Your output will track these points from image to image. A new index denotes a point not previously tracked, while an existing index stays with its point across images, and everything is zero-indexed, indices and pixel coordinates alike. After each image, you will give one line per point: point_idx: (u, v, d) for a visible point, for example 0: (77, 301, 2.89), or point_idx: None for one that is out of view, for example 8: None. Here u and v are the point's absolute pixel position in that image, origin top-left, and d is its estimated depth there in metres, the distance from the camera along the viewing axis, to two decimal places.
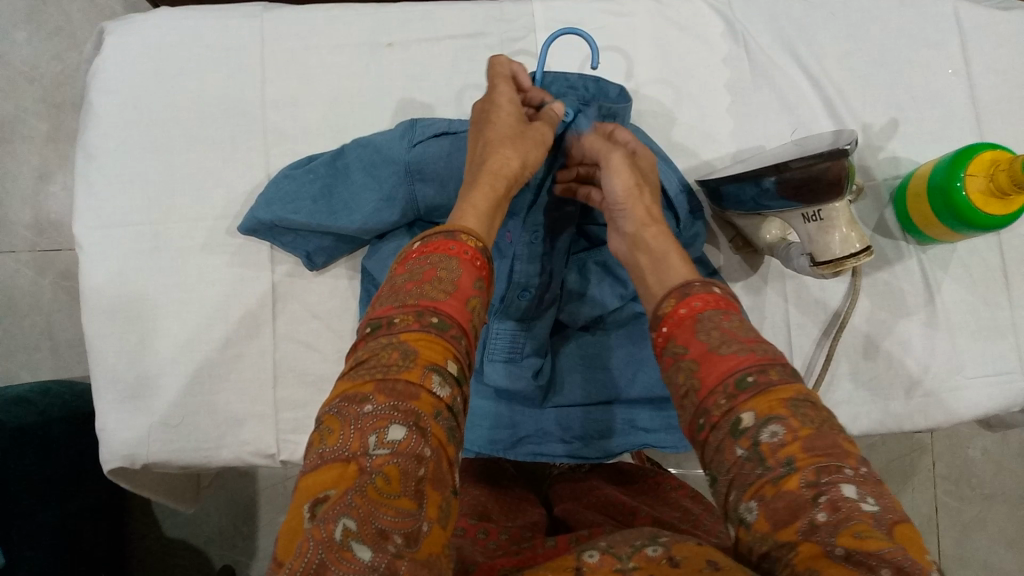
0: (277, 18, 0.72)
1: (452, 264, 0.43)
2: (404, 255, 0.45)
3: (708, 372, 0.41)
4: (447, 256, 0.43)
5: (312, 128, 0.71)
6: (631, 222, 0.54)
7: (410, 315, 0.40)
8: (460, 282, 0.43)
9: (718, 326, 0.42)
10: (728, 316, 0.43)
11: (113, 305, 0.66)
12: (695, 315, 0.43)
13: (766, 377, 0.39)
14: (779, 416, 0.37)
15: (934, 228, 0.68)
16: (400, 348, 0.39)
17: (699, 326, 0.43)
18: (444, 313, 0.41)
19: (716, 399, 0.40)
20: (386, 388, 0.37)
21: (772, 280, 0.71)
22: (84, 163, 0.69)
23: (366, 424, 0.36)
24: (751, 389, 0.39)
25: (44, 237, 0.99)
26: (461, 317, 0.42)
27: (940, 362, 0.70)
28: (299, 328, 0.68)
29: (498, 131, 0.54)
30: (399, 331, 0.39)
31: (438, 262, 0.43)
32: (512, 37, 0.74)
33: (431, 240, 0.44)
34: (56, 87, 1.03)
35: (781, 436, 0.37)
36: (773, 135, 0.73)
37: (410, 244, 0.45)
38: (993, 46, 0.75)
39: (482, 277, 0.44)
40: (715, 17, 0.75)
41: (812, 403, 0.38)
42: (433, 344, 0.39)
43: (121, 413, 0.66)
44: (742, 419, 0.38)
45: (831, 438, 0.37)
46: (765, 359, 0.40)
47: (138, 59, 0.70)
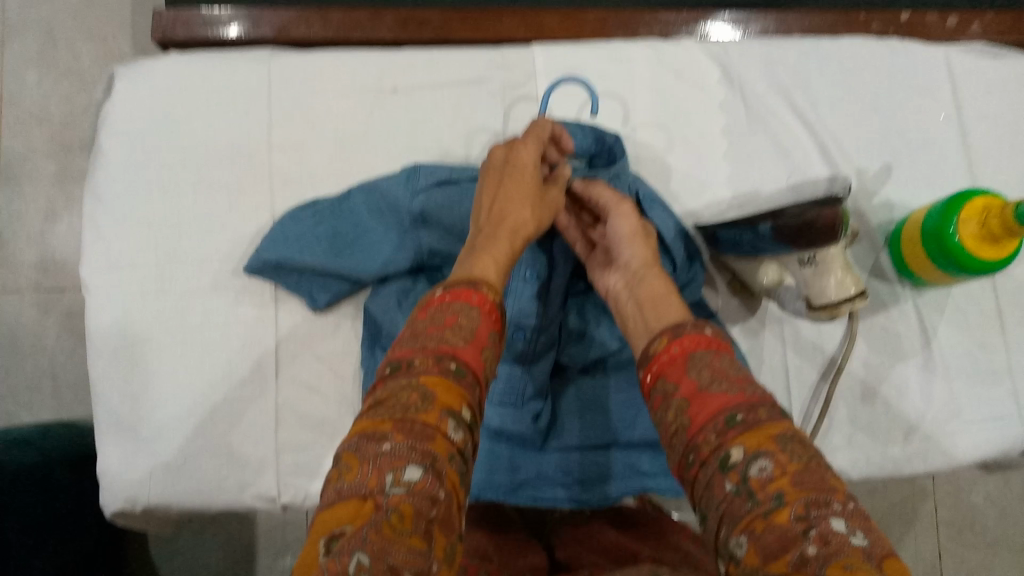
0: (285, 64, 0.74)
1: (473, 313, 0.44)
2: (426, 301, 0.46)
3: (699, 411, 0.41)
4: (467, 304, 0.45)
5: (317, 171, 0.72)
6: (633, 258, 0.56)
7: (430, 359, 0.41)
8: (478, 330, 0.44)
9: (709, 365, 0.43)
10: (719, 356, 0.43)
11: (119, 346, 0.67)
12: (686, 354, 0.44)
13: (755, 415, 0.40)
14: (768, 451, 0.37)
15: (927, 272, 0.69)
16: (420, 390, 0.40)
17: (690, 365, 0.43)
18: (461, 359, 0.42)
19: (706, 435, 0.40)
20: (405, 428, 0.38)
21: (770, 323, 0.72)
22: (93, 206, 0.70)
23: (383, 463, 0.36)
24: (740, 426, 0.39)
25: (49, 277, 1.00)
26: (477, 365, 0.43)
27: (937, 406, 0.71)
28: (301, 370, 0.69)
29: (519, 192, 0.55)
30: (419, 373, 0.40)
31: (459, 310, 0.44)
32: (514, 84, 0.76)
33: (454, 288, 0.46)
34: (64, 127, 1.05)
35: (770, 471, 0.37)
36: (769, 180, 0.74)
37: (433, 291, 0.46)
38: (984, 94, 0.77)
39: (496, 330, 0.45)
40: (713, 65, 0.77)
41: (800, 439, 0.38)
42: (449, 388, 0.40)
43: (124, 454, 0.66)
44: (731, 455, 0.38)
45: (820, 474, 0.37)
46: (754, 399, 0.40)
47: (148, 104, 0.72)
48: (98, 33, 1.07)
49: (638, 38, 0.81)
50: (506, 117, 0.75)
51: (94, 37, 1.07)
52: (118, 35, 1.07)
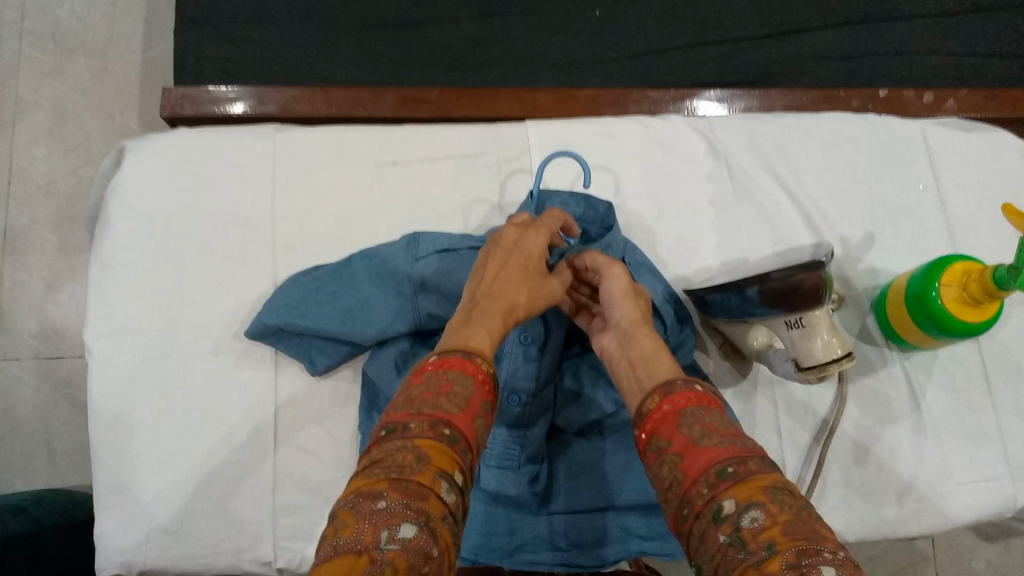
0: (290, 138, 0.77)
1: (467, 382, 0.46)
2: (419, 369, 0.47)
3: (691, 464, 0.42)
4: (463, 374, 0.46)
5: (318, 240, 0.74)
6: (623, 318, 0.57)
7: (426, 424, 0.42)
8: (471, 400, 0.45)
9: (699, 420, 0.44)
10: (709, 412, 0.45)
11: (119, 410, 0.68)
12: (677, 410, 0.45)
13: (745, 467, 0.41)
14: (759, 502, 0.38)
15: (912, 335, 0.70)
16: (415, 452, 0.41)
17: (681, 421, 0.45)
18: (455, 426, 0.43)
19: (699, 488, 0.41)
20: (400, 487, 0.38)
21: (761, 386, 0.73)
22: (99, 273, 0.72)
23: (378, 520, 0.37)
24: (730, 478, 0.40)
25: (49, 345, 1.01)
26: (469, 431, 0.44)
27: (929, 467, 0.71)
28: (299, 434, 0.69)
29: (512, 278, 0.55)
30: (414, 436, 0.41)
31: (454, 377, 0.46)
32: (509, 156, 0.79)
33: (446, 357, 0.47)
34: (70, 200, 1.07)
35: (761, 521, 0.37)
36: (756, 247, 0.77)
37: (426, 359, 0.48)
38: (960, 165, 0.81)
39: (488, 401, 0.47)
40: (699, 138, 0.80)
41: (790, 491, 0.39)
42: (443, 453, 0.41)
43: (120, 520, 0.66)
44: (723, 507, 0.39)
45: (810, 523, 0.37)
46: (744, 452, 0.42)
47: (157, 176, 0.75)
48: (108, 109, 1.11)
49: (627, 114, 0.84)
50: (502, 188, 0.78)
51: (103, 114, 1.11)
52: (127, 111, 1.11)
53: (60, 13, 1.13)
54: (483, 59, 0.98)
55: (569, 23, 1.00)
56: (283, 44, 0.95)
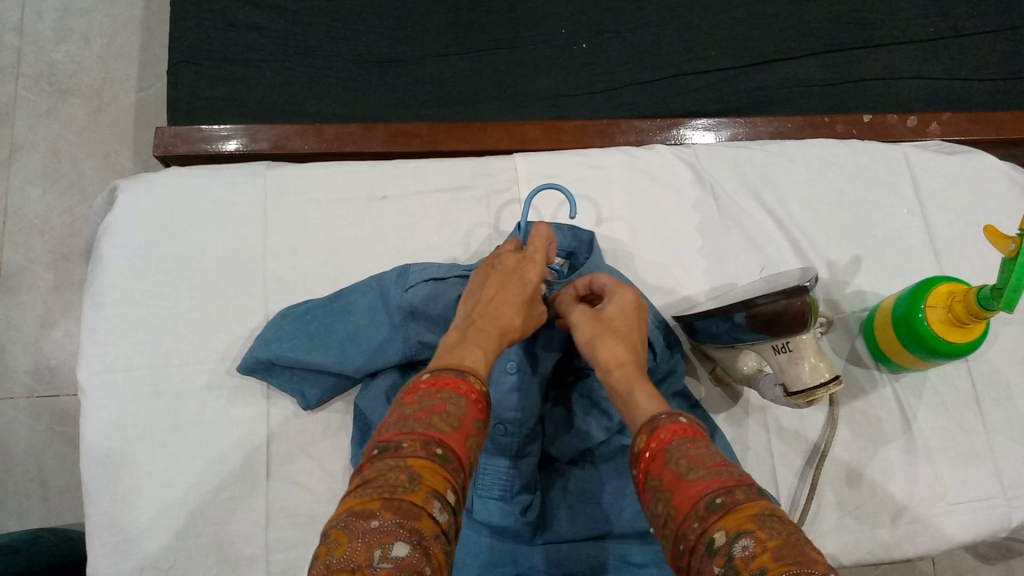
0: (281, 174, 0.78)
1: (460, 401, 0.46)
2: (413, 386, 0.47)
3: (681, 499, 0.42)
4: (456, 393, 0.46)
5: (310, 274, 0.75)
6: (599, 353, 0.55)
7: (417, 443, 0.42)
8: (464, 418, 0.45)
9: (686, 453, 0.44)
10: (694, 444, 0.45)
11: (111, 447, 0.68)
12: (664, 446, 0.46)
13: (733, 496, 0.41)
14: (748, 530, 0.38)
15: (901, 357, 0.71)
16: (407, 471, 0.40)
17: (668, 456, 0.45)
18: (447, 445, 0.43)
19: (691, 522, 0.41)
20: (392, 506, 0.38)
21: (752, 411, 0.73)
22: (91, 311, 0.72)
23: (371, 538, 0.37)
24: (719, 509, 0.40)
25: (43, 383, 1.01)
26: (462, 451, 0.44)
27: (922, 488, 0.71)
28: (292, 468, 0.69)
29: (510, 301, 0.56)
30: (406, 455, 0.41)
31: (447, 397, 0.46)
32: (498, 188, 0.80)
33: (441, 374, 0.47)
34: (65, 239, 1.08)
35: (751, 548, 0.37)
36: (744, 273, 0.78)
37: (421, 376, 0.48)
38: (943, 188, 0.82)
39: (481, 420, 0.47)
40: (685, 167, 0.82)
41: (779, 518, 0.39)
42: (435, 472, 0.41)
43: (112, 556, 0.66)
44: (714, 539, 0.39)
45: (800, 548, 0.37)
46: (730, 481, 0.42)
47: (149, 214, 0.75)
48: (102, 148, 1.12)
49: (614, 144, 0.86)
50: (491, 220, 0.78)
51: (97, 152, 1.12)
52: (120, 149, 1.13)
53: (56, 56, 1.15)
54: (472, 93, 1.00)
55: (556, 56, 1.02)
56: (275, 81, 0.97)
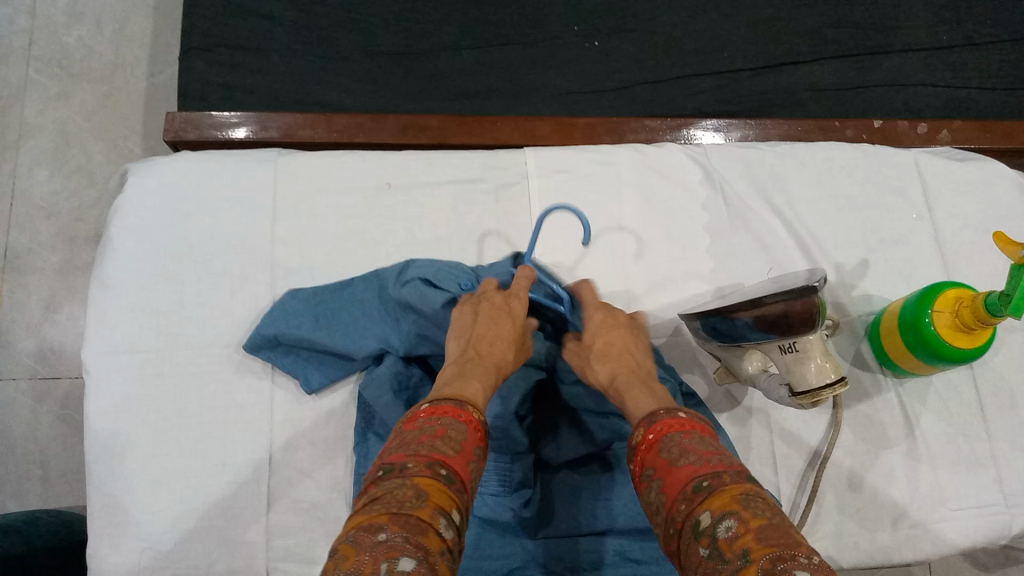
0: (291, 162, 0.78)
1: (460, 427, 0.46)
2: (411, 417, 0.47)
3: (671, 485, 0.43)
4: (456, 419, 0.46)
5: (318, 262, 0.75)
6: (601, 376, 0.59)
7: (422, 464, 0.42)
8: (465, 444, 0.46)
9: (679, 442, 0.45)
10: (689, 435, 0.45)
11: (115, 429, 0.68)
12: (660, 438, 0.46)
13: (720, 479, 0.41)
14: (732, 511, 0.38)
15: (907, 361, 0.71)
16: (413, 488, 0.40)
17: (662, 446, 0.45)
18: (451, 467, 0.43)
19: (679, 506, 0.41)
20: (400, 520, 0.38)
21: (755, 412, 0.73)
22: (98, 292, 0.72)
23: (378, 552, 0.36)
24: (705, 491, 0.40)
25: (46, 365, 1.02)
26: (465, 473, 0.44)
27: (923, 494, 0.71)
28: (294, 455, 0.69)
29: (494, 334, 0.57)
30: (411, 475, 0.41)
31: (447, 423, 0.46)
32: (507, 182, 0.79)
33: (438, 405, 0.48)
34: (72, 222, 1.08)
35: (734, 529, 0.37)
36: (751, 273, 0.78)
37: (419, 407, 0.48)
38: (953, 195, 0.82)
39: (480, 447, 0.47)
40: (695, 166, 0.82)
41: (763, 500, 0.39)
42: (441, 491, 0.41)
43: (113, 539, 0.66)
44: (700, 520, 0.39)
45: (784, 531, 0.37)
46: (719, 467, 0.42)
47: (159, 197, 0.75)
48: (111, 133, 1.12)
49: (624, 142, 0.86)
50: (500, 214, 0.78)
51: (107, 137, 1.12)
52: (130, 135, 1.13)
53: (67, 39, 1.15)
54: (483, 88, 1.00)
55: (568, 54, 1.02)
56: (286, 70, 0.97)
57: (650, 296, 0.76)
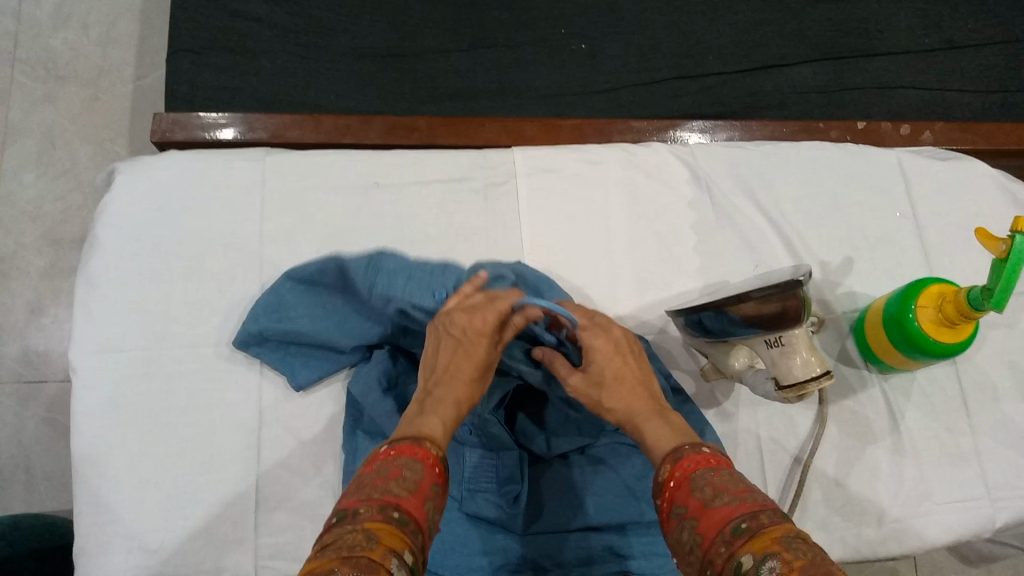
0: (279, 160, 0.78)
1: (416, 466, 0.46)
2: (370, 458, 0.48)
3: (707, 526, 0.43)
4: (413, 459, 0.47)
5: (306, 260, 0.75)
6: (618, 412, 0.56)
7: (375, 508, 0.42)
8: (420, 483, 0.46)
9: (710, 481, 0.45)
10: (719, 472, 0.46)
11: (102, 428, 0.68)
12: (689, 476, 0.46)
13: (756, 519, 0.41)
14: (773, 552, 0.38)
15: (891, 357, 0.72)
16: (365, 532, 0.40)
17: (693, 485, 0.46)
18: (404, 508, 0.43)
19: (718, 547, 0.41)
20: (350, 562, 0.37)
21: (742, 408, 0.74)
22: (85, 291, 0.72)
23: None
24: (744, 533, 0.40)
25: (30, 368, 1.01)
26: (420, 514, 0.44)
27: (907, 488, 0.72)
28: (283, 452, 0.69)
29: (455, 369, 0.56)
30: (364, 519, 0.41)
31: (403, 463, 0.46)
32: (496, 180, 0.80)
33: (398, 443, 0.48)
34: (58, 225, 1.08)
35: (778, 569, 0.37)
36: (737, 271, 0.78)
37: (378, 448, 0.48)
38: (935, 193, 0.83)
39: (438, 484, 0.47)
40: (681, 165, 0.82)
41: (802, 539, 0.39)
42: (393, 534, 0.41)
43: (99, 538, 0.65)
44: (741, 562, 0.39)
45: (825, 567, 0.36)
46: (755, 507, 0.42)
47: (146, 196, 0.75)
48: (97, 135, 1.12)
49: (611, 142, 0.86)
50: (488, 212, 0.79)
51: (93, 140, 1.12)
52: (116, 137, 1.13)
53: (53, 42, 1.15)
54: (471, 89, 1.00)
55: (555, 56, 1.03)
56: (274, 72, 0.97)
57: (638, 294, 0.76)
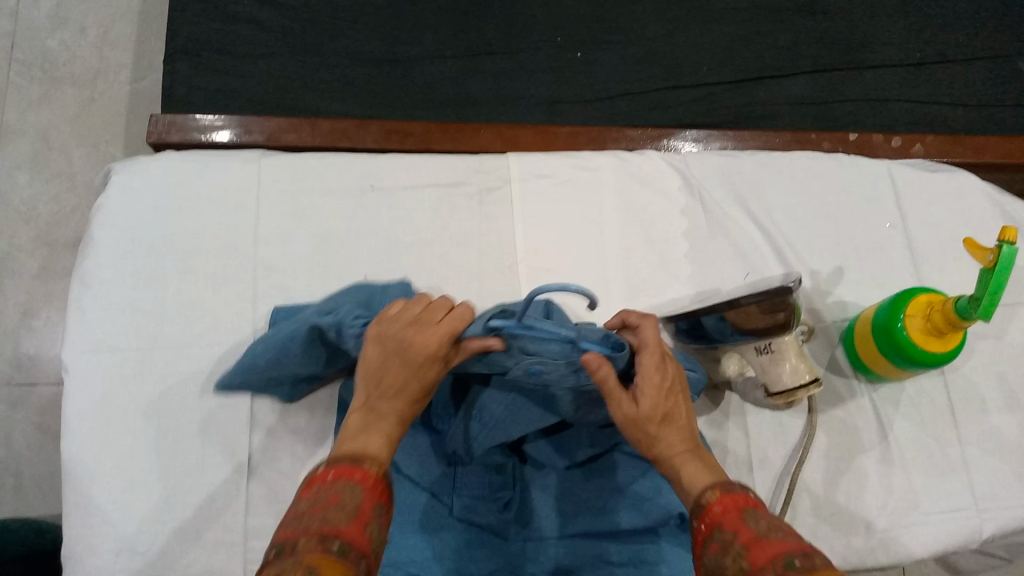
0: (275, 163, 0.78)
1: (355, 489, 0.46)
2: (309, 484, 0.47)
3: (757, 553, 0.42)
4: (351, 482, 0.46)
5: (300, 263, 0.75)
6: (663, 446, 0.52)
7: (313, 540, 0.41)
8: (361, 506, 0.45)
9: (765, 520, 0.45)
10: (772, 516, 0.46)
11: (93, 428, 0.68)
12: (741, 508, 0.46)
13: (811, 561, 0.41)
14: None
15: (881, 366, 0.72)
16: (305, 565, 0.39)
17: (746, 517, 0.46)
18: (344, 537, 0.42)
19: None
20: None
21: (733, 416, 0.74)
22: (79, 290, 0.72)
23: None
24: (799, 569, 0.40)
25: (21, 370, 1.01)
26: (361, 539, 0.43)
27: (895, 497, 0.73)
28: (275, 455, 0.70)
29: (399, 389, 0.52)
30: (302, 553, 0.40)
31: (342, 488, 0.45)
32: (490, 186, 0.80)
33: (336, 466, 0.47)
34: (51, 226, 1.08)
35: None
36: (728, 279, 0.79)
37: (316, 472, 0.47)
38: (925, 205, 0.84)
39: (381, 504, 0.46)
40: (675, 174, 0.83)
41: None
42: (334, 563, 0.40)
43: (87, 539, 0.65)
44: None
45: None
46: (811, 551, 0.42)
47: (142, 197, 0.76)
48: (92, 137, 1.12)
49: (605, 150, 0.87)
50: (481, 218, 0.79)
51: (88, 142, 1.12)
52: (111, 140, 1.13)
53: (50, 44, 1.15)
54: (467, 96, 1.01)
55: (551, 64, 1.03)
56: (271, 75, 0.97)
57: (630, 301, 0.77)
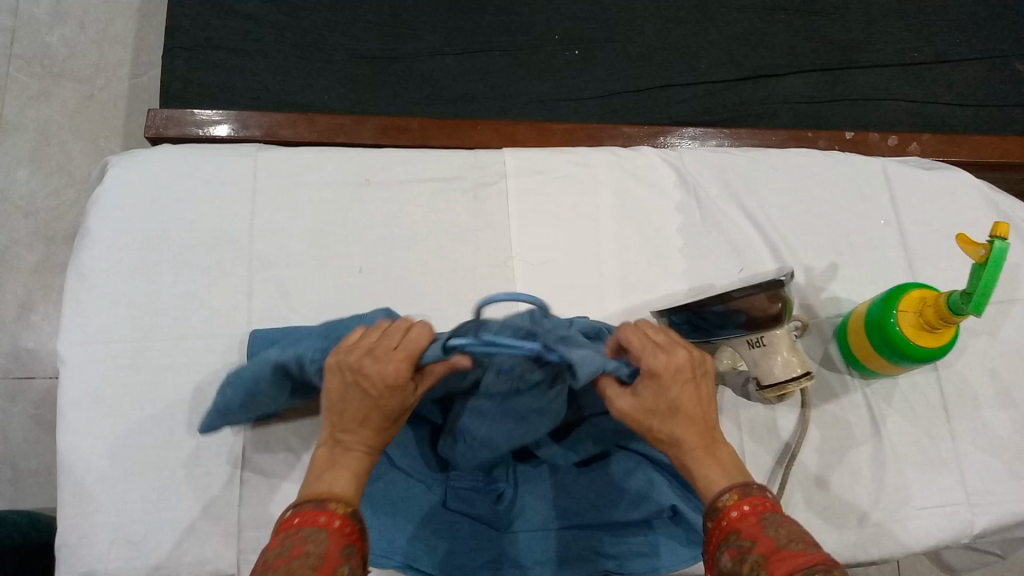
0: (271, 156, 0.79)
1: (320, 536, 0.45)
2: (275, 534, 0.46)
3: (774, 564, 0.42)
4: (316, 528, 0.46)
5: (295, 255, 0.75)
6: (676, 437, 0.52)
7: None
8: (327, 552, 0.45)
9: (784, 528, 0.45)
10: (791, 523, 0.46)
11: (88, 419, 0.68)
12: (760, 514, 0.47)
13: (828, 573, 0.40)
14: None
15: (874, 362, 0.72)
16: None
17: (765, 524, 0.46)
18: None
19: None
20: None
21: (726, 410, 0.74)
22: (75, 282, 0.72)
23: None
24: None
25: (19, 364, 1.01)
26: None
27: (888, 493, 0.73)
28: (268, 447, 0.70)
29: (361, 423, 0.52)
30: None
31: (307, 535, 0.45)
32: (485, 181, 0.81)
33: (302, 511, 0.47)
34: (50, 221, 1.08)
35: None
36: (723, 274, 0.79)
37: (282, 521, 0.47)
38: (920, 202, 0.84)
39: (350, 546, 0.46)
40: (669, 170, 0.83)
41: None
42: None
43: (82, 530, 0.65)
44: None
45: None
46: (829, 562, 0.41)
47: (138, 190, 0.76)
48: (91, 132, 1.13)
49: (602, 146, 0.87)
50: (477, 212, 0.79)
51: (87, 137, 1.12)
52: (110, 135, 1.13)
53: (49, 39, 1.15)
54: (464, 93, 1.01)
55: (548, 61, 1.04)
56: (269, 71, 0.97)
57: (624, 297, 0.77)
